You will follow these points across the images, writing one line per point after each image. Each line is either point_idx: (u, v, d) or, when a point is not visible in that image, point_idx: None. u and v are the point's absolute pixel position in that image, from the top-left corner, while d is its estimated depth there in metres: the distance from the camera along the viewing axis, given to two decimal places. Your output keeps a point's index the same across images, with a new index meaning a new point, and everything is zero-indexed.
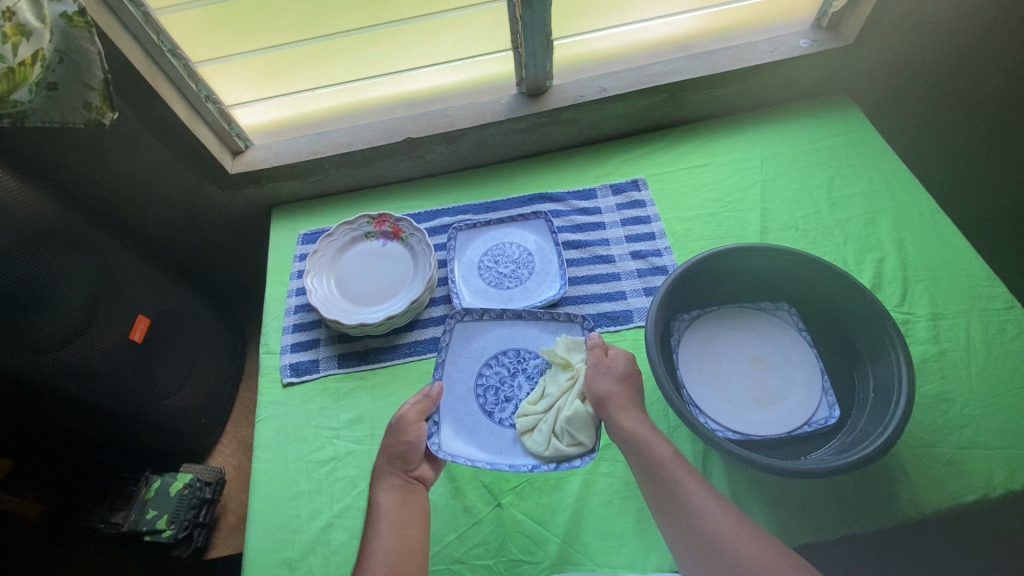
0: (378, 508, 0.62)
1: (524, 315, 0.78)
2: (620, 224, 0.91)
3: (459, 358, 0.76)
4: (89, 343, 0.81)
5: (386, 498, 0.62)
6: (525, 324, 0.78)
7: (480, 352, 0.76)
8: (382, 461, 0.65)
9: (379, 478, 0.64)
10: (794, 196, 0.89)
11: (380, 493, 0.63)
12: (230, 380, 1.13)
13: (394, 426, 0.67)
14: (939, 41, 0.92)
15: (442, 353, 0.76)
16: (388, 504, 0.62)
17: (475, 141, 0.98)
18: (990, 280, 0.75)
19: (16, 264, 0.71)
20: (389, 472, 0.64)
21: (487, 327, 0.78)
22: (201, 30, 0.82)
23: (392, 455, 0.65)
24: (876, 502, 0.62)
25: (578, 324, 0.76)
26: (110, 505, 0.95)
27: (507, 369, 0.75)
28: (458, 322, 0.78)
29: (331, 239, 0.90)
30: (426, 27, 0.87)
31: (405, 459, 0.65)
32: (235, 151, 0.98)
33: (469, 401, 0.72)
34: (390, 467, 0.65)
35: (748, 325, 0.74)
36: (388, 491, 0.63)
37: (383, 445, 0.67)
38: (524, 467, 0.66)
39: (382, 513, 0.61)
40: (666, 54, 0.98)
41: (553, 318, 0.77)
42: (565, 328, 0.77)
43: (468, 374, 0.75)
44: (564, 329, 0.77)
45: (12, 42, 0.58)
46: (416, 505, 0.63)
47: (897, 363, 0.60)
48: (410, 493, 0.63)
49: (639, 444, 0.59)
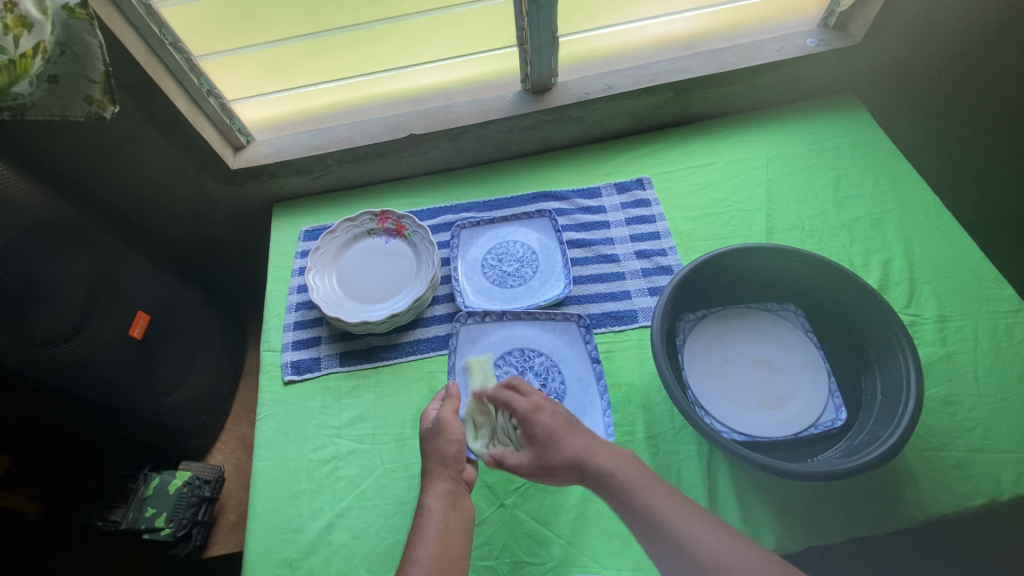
0: (427, 511, 0.59)
1: (521, 315, 0.78)
2: (625, 223, 0.90)
3: (469, 361, 0.76)
4: (89, 340, 0.80)
5: (435, 501, 0.60)
6: (526, 323, 0.78)
7: (488, 353, 0.76)
8: (430, 465, 0.63)
9: (427, 480, 0.62)
10: (800, 196, 0.89)
11: (430, 497, 0.60)
12: (230, 377, 1.12)
13: (433, 429, 0.64)
14: (947, 41, 0.92)
15: (452, 357, 0.76)
16: (437, 508, 0.59)
17: (479, 138, 0.97)
18: (998, 282, 0.74)
19: (15, 258, 0.71)
20: (437, 478, 0.61)
21: (490, 328, 0.78)
22: (204, 23, 0.81)
23: (440, 458, 0.62)
24: (883, 505, 0.61)
25: (573, 322, 0.77)
26: (107, 504, 0.94)
27: (516, 367, 0.75)
28: (462, 324, 0.78)
29: (333, 235, 0.89)
30: (430, 22, 0.86)
31: (454, 462, 0.62)
32: (236, 146, 0.97)
33: None
34: (440, 470, 0.62)
35: (755, 325, 0.74)
36: (437, 494, 0.60)
37: (426, 449, 0.64)
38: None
39: (431, 517, 0.58)
40: (673, 52, 0.97)
41: (549, 317, 0.78)
42: (562, 327, 0.77)
43: (480, 376, 0.75)
44: (561, 328, 0.77)
45: (13, 34, 0.57)
46: (463, 509, 0.60)
47: (905, 365, 0.60)
48: (459, 497, 0.61)
49: (611, 475, 0.56)
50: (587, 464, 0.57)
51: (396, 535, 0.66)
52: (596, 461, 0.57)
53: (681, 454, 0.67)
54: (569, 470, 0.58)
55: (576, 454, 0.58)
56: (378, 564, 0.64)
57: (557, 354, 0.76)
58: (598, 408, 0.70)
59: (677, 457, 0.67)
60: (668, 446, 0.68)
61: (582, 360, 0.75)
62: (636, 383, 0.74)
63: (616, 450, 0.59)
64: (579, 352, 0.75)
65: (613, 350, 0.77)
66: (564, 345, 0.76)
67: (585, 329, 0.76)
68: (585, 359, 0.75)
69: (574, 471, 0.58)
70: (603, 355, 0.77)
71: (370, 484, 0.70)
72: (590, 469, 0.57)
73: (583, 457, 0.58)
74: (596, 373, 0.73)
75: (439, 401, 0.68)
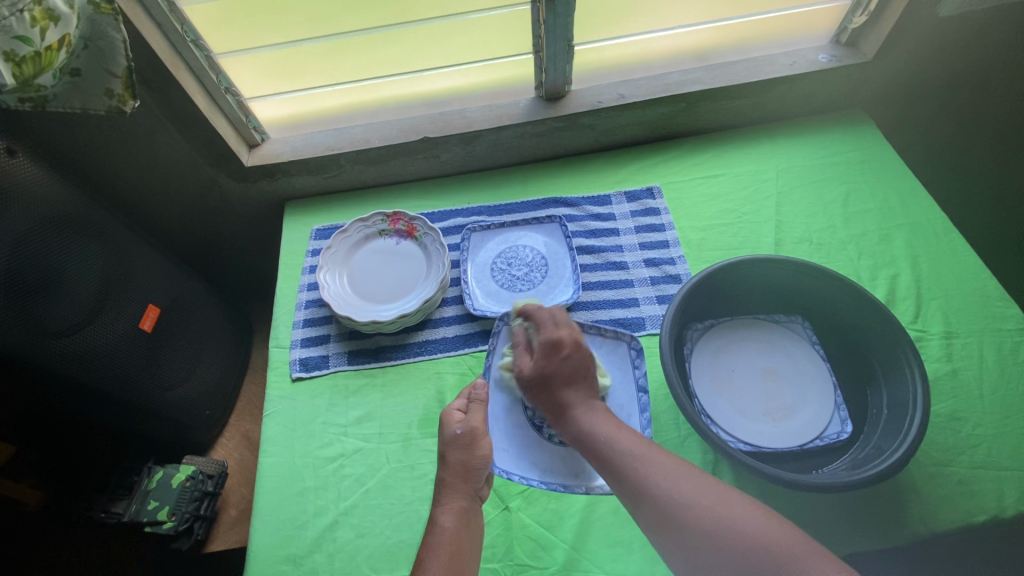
0: (440, 530, 0.58)
1: (571, 327, 0.75)
2: (634, 231, 0.91)
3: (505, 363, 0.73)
4: (100, 331, 0.81)
5: (449, 519, 0.59)
6: (577, 337, 0.74)
7: None
8: (448, 476, 0.61)
9: (443, 492, 0.61)
10: (809, 209, 0.89)
11: (443, 514, 0.59)
12: (237, 371, 1.13)
13: (461, 438, 0.63)
14: (957, 60, 0.93)
15: (490, 356, 0.72)
16: (451, 526, 0.58)
17: (491, 143, 0.98)
18: (1004, 301, 0.75)
19: (28, 249, 0.71)
20: (454, 493, 0.60)
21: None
22: (224, 23, 0.82)
23: (463, 472, 0.61)
24: (886, 519, 0.61)
25: (625, 342, 0.73)
26: (110, 495, 0.94)
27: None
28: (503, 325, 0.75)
29: (345, 234, 0.90)
30: (448, 28, 0.87)
31: (474, 478, 0.62)
32: (251, 144, 0.98)
33: (517, 413, 0.69)
34: (459, 485, 0.61)
35: (761, 337, 0.74)
36: (450, 510, 0.59)
37: (447, 459, 0.62)
38: (578, 489, 0.63)
39: (443, 536, 0.57)
40: (685, 64, 0.99)
41: (600, 333, 0.74)
42: (610, 344, 0.73)
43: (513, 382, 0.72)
44: (610, 346, 0.73)
45: (41, 26, 0.58)
46: (475, 529, 0.60)
47: (912, 380, 0.60)
48: (472, 516, 0.60)
49: (588, 432, 0.58)
50: (572, 416, 0.60)
51: (400, 534, 0.66)
52: (587, 419, 0.59)
53: None
54: (554, 410, 0.62)
55: (564, 404, 0.61)
56: (382, 562, 0.64)
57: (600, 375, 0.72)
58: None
59: None
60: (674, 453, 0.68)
61: (627, 386, 0.71)
62: None
63: (596, 406, 0.61)
64: (625, 375, 0.71)
65: None
66: (610, 365, 0.72)
67: (636, 352, 0.72)
68: (631, 386, 0.71)
69: (553, 410, 0.62)
70: None
71: (376, 482, 0.70)
72: (567, 417, 0.60)
73: (569, 407, 0.61)
74: (640, 404, 0.69)
75: (465, 404, 0.67)
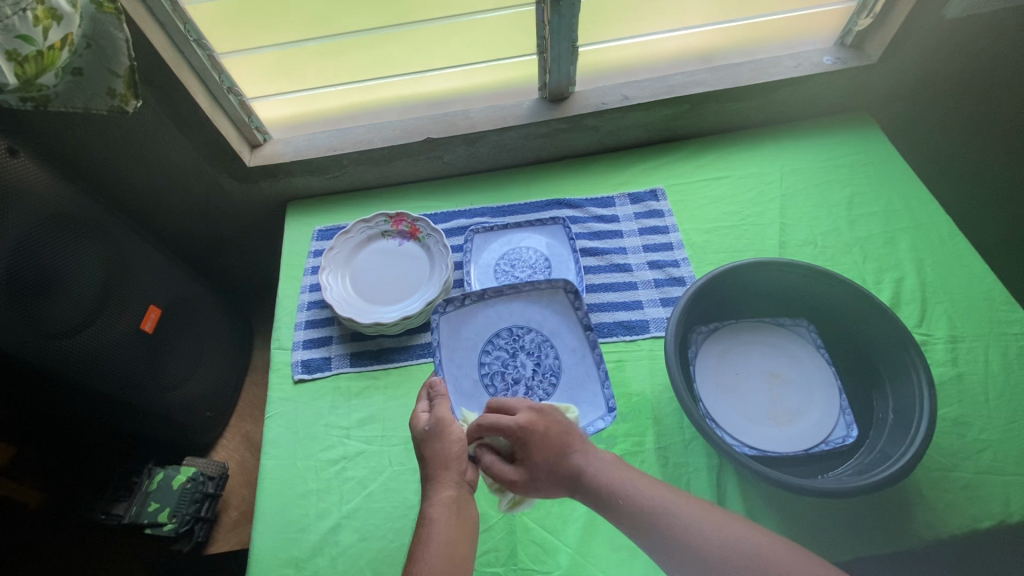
0: (431, 522, 0.57)
1: (505, 291, 0.76)
2: (638, 233, 0.90)
3: (456, 352, 0.74)
4: (101, 332, 0.80)
5: (439, 511, 0.57)
6: (512, 299, 0.76)
7: (473, 341, 0.75)
8: (432, 470, 0.61)
9: (431, 485, 0.60)
10: (814, 212, 0.89)
11: (432, 506, 0.58)
12: (236, 371, 1.12)
13: (432, 431, 0.62)
14: (963, 63, 0.93)
15: (437, 355, 0.73)
16: (441, 518, 0.57)
17: (494, 144, 0.97)
18: (1010, 304, 0.74)
19: (31, 250, 0.71)
20: (439, 483, 0.59)
21: (473, 311, 0.76)
22: (226, 22, 0.81)
23: (442, 462, 0.60)
24: (892, 524, 0.61)
25: (561, 290, 0.75)
26: (111, 497, 0.94)
27: (505, 350, 0.74)
28: (442, 316, 0.75)
29: (347, 235, 0.89)
30: (452, 28, 0.86)
31: (457, 463, 0.61)
32: (253, 144, 0.98)
33: (481, 395, 0.72)
34: (443, 476, 0.60)
35: (766, 340, 0.74)
36: (442, 501, 0.58)
37: (425, 453, 0.62)
38: None
39: (435, 528, 0.56)
40: (690, 65, 0.98)
41: (532, 289, 0.76)
42: (548, 296, 0.76)
43: (469, 368, 0.73)
44: (548, 297, 0.76)
45: (43, 25, 0.57)
46: (468, 518, 0.58)
47: (919, 386, 0.60)
48: (463, 505, 0.59)
49: (625, 493, 0.54)
50: (587, 479, 0.56)
51: (403, 538, 0.66)
52: (616, 481, 0.55)
53: (691, 466, 0.67)
54: (567, 482, 0.57)
55: (574, 472, 0.57)
56: (384, 566, 0.64)
57: (546, 327, 0.75)
58: (596, 384, 0.71)
59: (687, 468, 0.67)
60: (678, 457, 0.68)
61: (572, 331, 0.75)
62: (647, 393, 0.74)
63: (599, 455, 0.58)
64: (569, 321, 0.75)
65: (624, 360, 0.77)
66: (553, 315, 0.76)
67: (573, 295, 0.75)
68: (577, 330, 0.75)
69: (568, 483, 0.57)
70: (614, 364, 0.77)
71: (378, 486, 0.70)
72: (584, 479, 0.57)
73: (580, 474, 0.57)
74: (590, 343, 0.74)
75: (428, 404, 0.66)
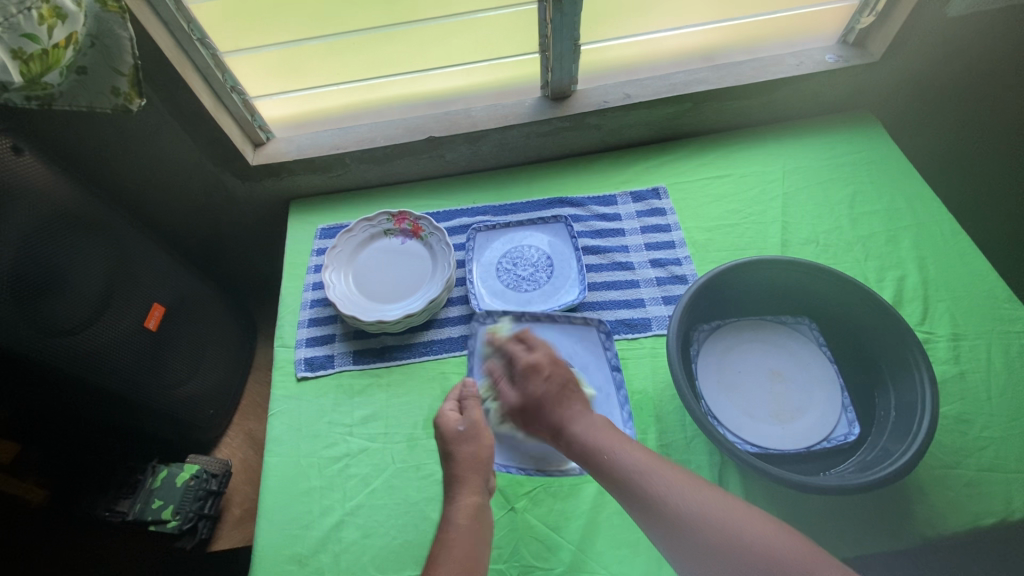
0: (454, 527, 0.57)
1: (543, 318, 0.76)
2: (640, 231, 0.90)
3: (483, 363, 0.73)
4: (106, 330, 0.81)
5: (462, 515, 0.58)
6: (547, 327, 0.76)
7: None
8: (459, 471, 0.61)
9: (458, 488, 0.60)
10: (816, 210, 0.89)
11: (457, 510, 0.58)
12: (240, 369, 1.13)
13: (464, 434, 0.63)
14: (965, 61, 0.92)
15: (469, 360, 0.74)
16: (464, 523, 0.57)
17: (496, 142, 0.97)
18: (1012, 302, 0.74)
19: (36, 248, 0.72)
20: (466, 488, 0.60)
21: (505, 330, 0.75)
22: (229, 21, 0.81)
23: (471, 465, 0.61)
24: (894, 521, 0.61)
25: (595, 327, 0.74)
26: (114, 494, 0.94)
27: None
28: (481, 325, 0.76)
29: (349, 234, 0.90)
30: (455, 27, 0.87)
31: (484, 468, 0.62)
32: (256, 142, 0.98)
33: None
34: (471, 480, 0.60)
35: (768, 338, 0.74)
36: (463, 507, 0.59)
37: (453, 454, 0.62)
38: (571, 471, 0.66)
39: (456, 533, 0.57)
40: (692, 63, 0.98)
41: (569, 321, 0.75)
42: (582, 331, 0.75)
43: None
44: (581, 331, 0.75)
45: (48, 24, 0.58)
46: (488, 524, 0.59)
47: (920, 383, 0.60)
48: (484, 511, 0.60)
49: (607, 450, 0.57)
50: (568, 429, 0.60)
51: (405, 534, 0.66)
52: (600, 437, 0.58)
53: (693, 464, 0.67)
54: (550, 429, 0.62)
55: (558, 420, 0.61)
56: (387, 563, 0.64)
57: (577, 361, 0.73)
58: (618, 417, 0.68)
59: (689, 466, 0.67)
60: (680, 455, 0.68)
61: (601, 367, 0.72)
62: (649, 391, 0.74)
63: (591, 416, 0.61)
64: (598, 357, 0.73)
65: (626, 358, 0.77)
66: (583, 352, 0.74)
67: (605, 335, 0.74)
68: (605, 367, 0.72)
69: (552, 432, 0.62)
70: None
71: (381, 483, 0.70)
72: (566, 433, 0.60)
73: (563, 423, 0.61)
74: (615, 382, 0.71)
75: (457, 405, 0.67)
